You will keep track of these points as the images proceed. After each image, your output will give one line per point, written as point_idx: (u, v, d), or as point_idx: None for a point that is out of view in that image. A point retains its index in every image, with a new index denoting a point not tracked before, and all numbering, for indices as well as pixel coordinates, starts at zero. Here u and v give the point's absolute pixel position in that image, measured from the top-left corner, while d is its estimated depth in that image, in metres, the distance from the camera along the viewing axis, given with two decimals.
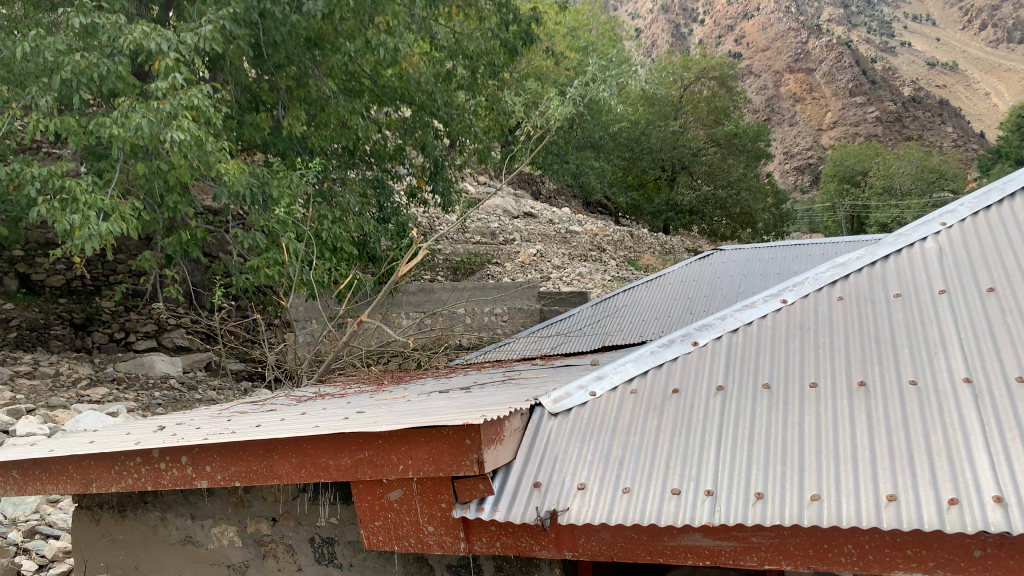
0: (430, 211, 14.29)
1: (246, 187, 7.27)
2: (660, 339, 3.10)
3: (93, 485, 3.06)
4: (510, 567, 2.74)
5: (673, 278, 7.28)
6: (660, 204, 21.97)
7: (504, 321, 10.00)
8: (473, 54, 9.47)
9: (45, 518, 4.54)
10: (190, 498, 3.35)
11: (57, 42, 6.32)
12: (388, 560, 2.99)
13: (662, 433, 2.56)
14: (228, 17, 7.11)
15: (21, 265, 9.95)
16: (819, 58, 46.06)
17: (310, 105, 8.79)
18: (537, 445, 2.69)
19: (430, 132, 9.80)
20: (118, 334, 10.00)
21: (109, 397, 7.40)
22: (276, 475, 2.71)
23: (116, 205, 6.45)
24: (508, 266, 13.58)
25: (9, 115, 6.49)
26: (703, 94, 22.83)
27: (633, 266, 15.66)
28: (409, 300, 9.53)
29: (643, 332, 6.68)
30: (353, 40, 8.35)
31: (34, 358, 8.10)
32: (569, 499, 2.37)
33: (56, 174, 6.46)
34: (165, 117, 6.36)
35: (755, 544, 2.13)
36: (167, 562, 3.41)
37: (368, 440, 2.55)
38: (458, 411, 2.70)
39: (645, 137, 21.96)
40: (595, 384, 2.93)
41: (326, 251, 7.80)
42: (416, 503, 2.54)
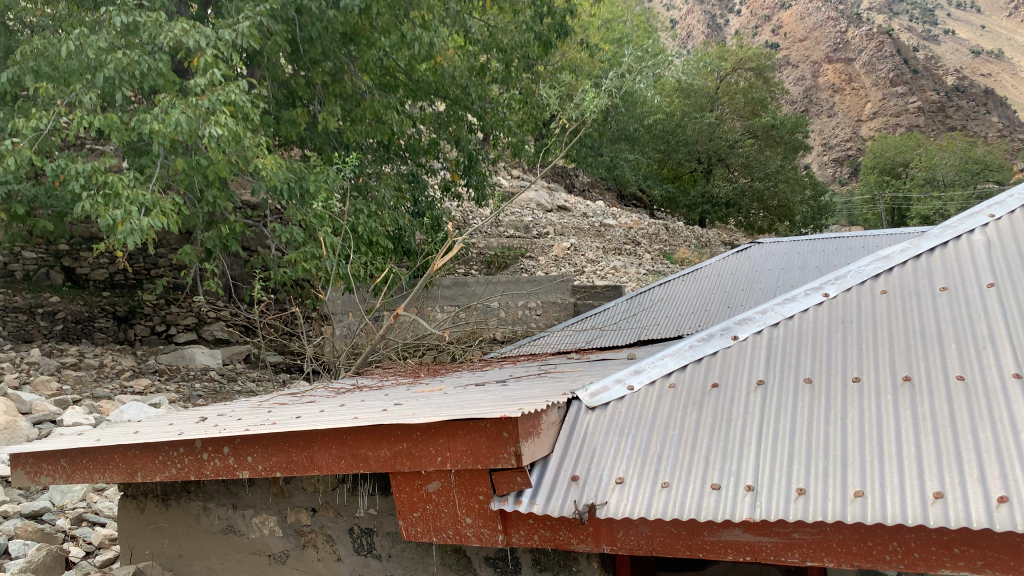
0: (464, 205, 14.34)
1: (283, 182, 7.34)
2: (698, 333, 3.08)
3: (138, 475, 3.12)
4: (547, 560, 2.74)
5: (709, 272, 7.20)
6: (696, 196, 21.77)
7: (538, 315, 10.00)
8: (507, 47, 9.48)
9: (91, 506, 4.64)
10: (232, 488, 3.41)
11: (100, 40, 6.45)
12: (426, 551, 3.01)
13: (701, 428, 2.54)
14: (265, 14, 7.19)
15: (66, 259, 10.22)
16: (859, 48, 45.23)
17: (345, 101, 8.86)
18: (575, 438, 2.68)
19: (464, 126, 9.80)
20: (160, 327, 10.24)
21: (151, 389, 7.56)
22: (316, 465, 2.74)
23: (157, 200, 6.56)
24: (542, 260, 13.58)
25: (54, 112, 6.63)
26: (739, 86, 22.55)
27: (668, 260, 15.52)
28: (443, 294, 9.60)
29: (679, 326, 6.61)
30: (388, 35, 8.41)
31: (80, 350, 8.29)
32: (607, 493, 2.36)
33: (100, 169, 6.59)
34: (203, 113, 6.44)
35: (797, 540, 2.11)
36: (208, 551, 3.47)
37: (406, 432, 2.56)
38: (495, 404, 2.71)
39: (681, 129, 21.78)
40: (632, 378, 2.91)
41: (362, 244, 7.91)
42: (454, 494, 2.55)
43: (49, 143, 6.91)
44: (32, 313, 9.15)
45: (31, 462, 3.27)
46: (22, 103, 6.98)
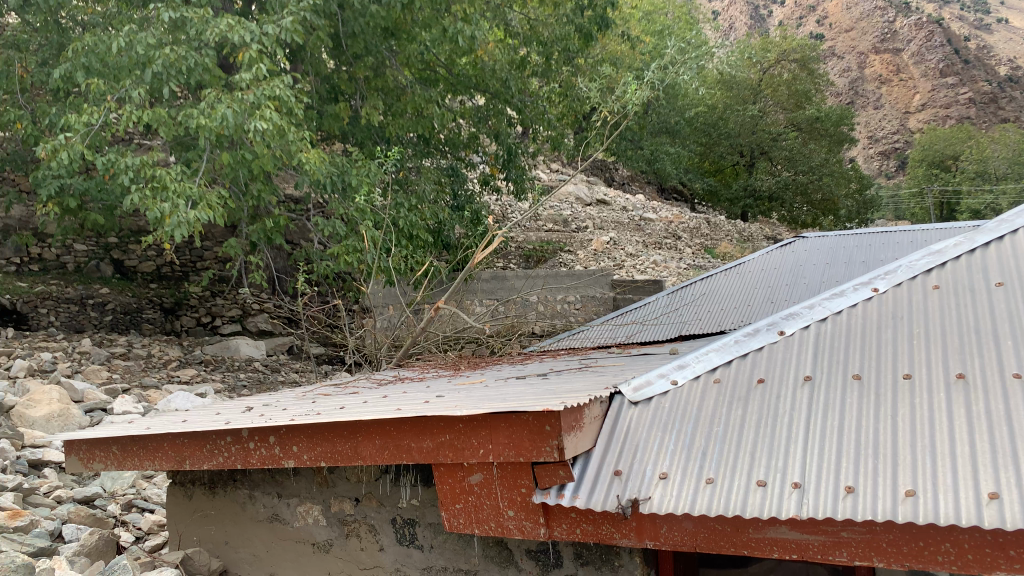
0: (503, 199, 14.38)
1: (326, 176, 7.43)
2: (744, 328, 3.04)
3: (186, 462, 3.19)
4: (590, 554, 2.73)
5: (753, 266, 7.11)
6: (738, 190, 21.49)
7: (577, 309, 9.96)
8: (547, 40, 9.43)
9: (140, 492, 4.77)
10: (277, 477, 3.46)
11: (150, 36, 6.57)
12: (468, 543, 3.02)
13: (747, 423, 2.51)
14: (308, 9, 7.26)
15: (116, 251, 10.50)
16: (908, 38, 44.14)
17: (387, 95, 8.92)
18: (617, 432, 2.67)
19: (504, 119, 9.77)
20: (205, 318, 10.42)
21: (198, 378, 7.72)
22: (359, 456, 2.77)
23: (203, 194, 6.68)
24: (581, 254, 13.55)
25: (105, 107, 6.78)
26: (784, 78, 22.14)
27: (709, 254, 15.30)
28: (482, 288, 9.65)
29: (722, 322, 6.53)
30: (429, 29, 8.48)
31: (129, 340, 8.50)
32: (650, 488, 2.35)
33: (148, 163, 6.72)
34: (248, 107, 6.55)
35: (846, 539, 2.07)
36: (254, 539, 3.54)
37: (449, 424, 2.58)
38: (537, 397, 2.72)
39: (723, 122, 21.53)
40: (676, 373, 2.89)
41: (403, 238, 7.99)
42: (496, 487, 2.56)
43: (100, 138, 7.07)
44: (83, 304, 9.41)
45: (85, 448, 3.37)
46: (74, 98, 7.16)
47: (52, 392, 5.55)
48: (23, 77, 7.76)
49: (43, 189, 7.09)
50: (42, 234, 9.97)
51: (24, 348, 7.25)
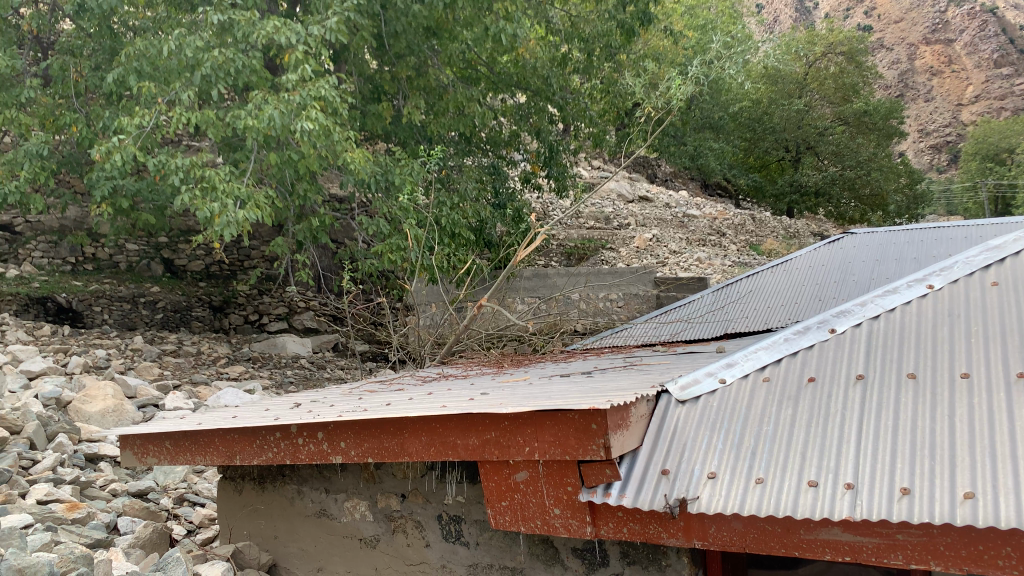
0: (545, 197, 14.41)
1: (370, 175, 7.51)
2: (794, 326, 3.00)
3: (237, 457, 3.25)
4: (637, 553, 2.72)
5: (800, 263, 7.00)
6: (784, 186, 21.16)
7: (619, 306, 9.93)
8: (589, 37, 9.38)
9: (191, 487, 4.90)
10: (325, 473, 3.51)
11: (198, 39, 6.70)
12: (513, 540, 3.02)
13: (798, 423, 2.46)
14: (352, 9, 7.32)
15: (166, 251, 10.84)
16: (960, 27, 42.25)
17: (428, 94, 8.97)
18: (665, 431, 2.65)
19: (545, 116, 9.76)
20: (253, 316, 10.56)
21: (246, 375, 7.87)
22: (406, 452, 2.80)
23: (252, 194, 6.79)
24: (624, 251, 13.50)
25: (155, 110, 6.94)
26: (830, 71, 21.66)
27: (754, 250, 14.91)
28: (524, 286, 9.66)
29: (769, 319, 6.42)
30: (470, 27, 8.51)
31: (179, 338, 8.69)
32: (699, 488, 2.33)
33: (197, 164, 6.86)
34: (295, 108, 6.64)
35: (901, 541, 2.02)
36: (302, 533, 3.59)
37: (495, 422, 2.60)
38: (583, 395, 2.71)
39: (768, 117, 21.19)
40: (725, 371, 2.86)
41: (445, 235, 8.08)
42: (542, 484, 2.56)
43: (151, 140, 7.24)
44: (135, 302, 9.65)
45: (138, 443, 3.45)
46: (126, 101, 7.35)
47: (107, 388, 5.70)
48: (77, 82, 7.99)
49: (97, 190, 7.30)
50: (95, 234, 10.33)
51: (80, 345, 7.47)
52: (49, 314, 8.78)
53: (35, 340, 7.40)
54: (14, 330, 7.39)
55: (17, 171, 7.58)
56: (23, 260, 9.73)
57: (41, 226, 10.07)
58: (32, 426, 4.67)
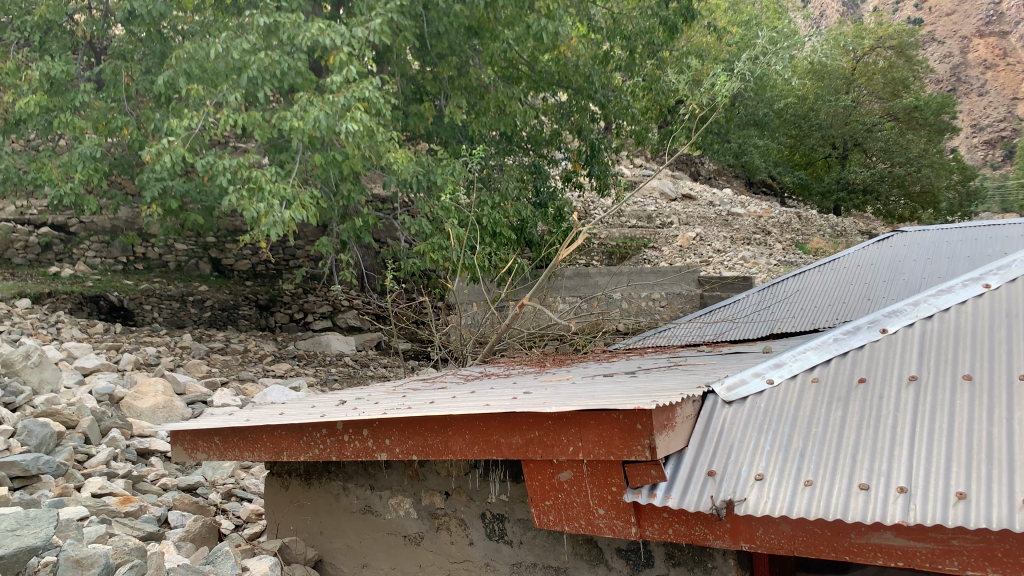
0: (586, 195, 14.39)
1: (413, 175, 7.57)
2: (843, 327, 2.94)
3: (284, 453, 3.30)
4: (682, 555, 2.69)
5: (848, 262, 6.86)
6: (831, 183, 20.75)
7: (662, 306, 9.85)
8: (631, 34, 9.29)
9: (239, 482, 4.99)
10: (369, 470, 3.55)
11: (245, 42, 6.81)
12: (557, 539, 3.01)
13: (848, 425, 2.41)
14: (395, 10, 7.36)
15: (213, 251, 11.10)
16: (1016, 19, 37.96)
17: (470, 94, 9.00)
18: (710, 432, 2.62)
19: (587, 115, 9.71)
20: (298, 315, 10.62)
21: (291, 372, 7.98)
22: (450, 450, 2.82)
23: (297, 194, 6.88)
24: (666, 250, 13.39)
25: (204, 112, 7.09)
26: (879, 65, 21.16)
27: (801, 249, 14.58)
28: (565, 285, 9.62)
29: (816, 319, 6.30)
30: (512, 27, 8.57)
31: (227, 336, 8.85)
32: (746, 489, 2.29)
33: (244, 165, 6.97)
34: (339, 109, 6.72)
35: (957, 547, 1.97)
36: (347, 529, 3.63)
37: (539, 421, 2.60)
38: (627, 395, 2.70)
39: (814, 113, 20.78)
40: (772, 372, 2.82)
41: (487, 234, 8.10)
42: (586, 484, 2.55)
43: (200, 141, 7.39)
44: (184, 301, 9.87)
45: (189, 439, 3.52)
46: (176, 104, 7.52)
47: (157, 385, 5.83)
48: (129, 86, 8.19)
49: (148, 191, 7.46)
50: (146, 234, 10.66)
51: (132, 342, 7.66)
52: (102, 312, 9.01)
53: (89, 337, 7.61)
54: (69, 328, 7.61)
55: (72, 173, 7.80)
56: (77, 260, 10.14)
57: (94, 226, 10.47)
58: (87, 421, 4.80)
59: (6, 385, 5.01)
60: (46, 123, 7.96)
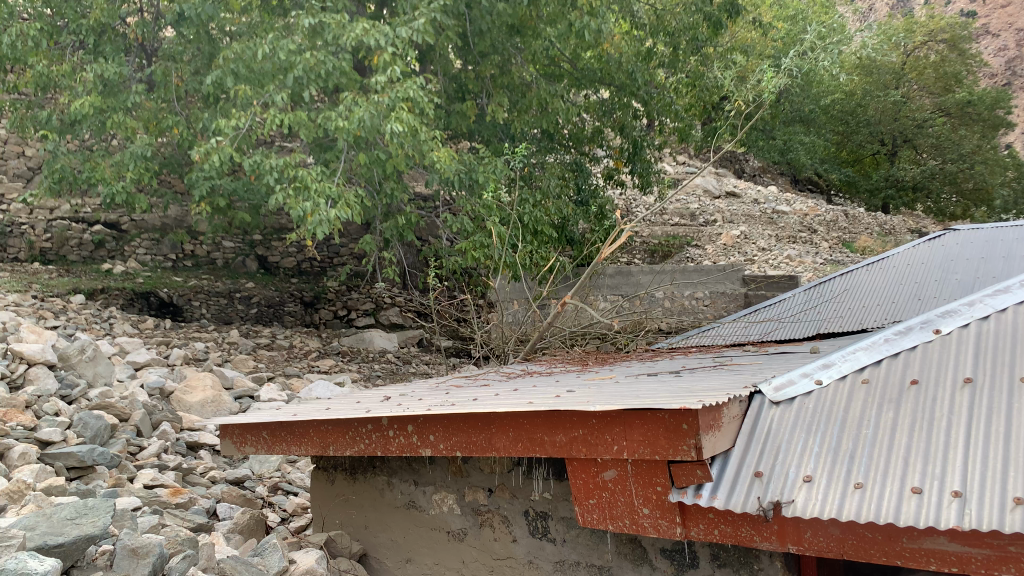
0: (628, 193, 14.34)
1: (455, 173, 7.61)
2: (895, 328, 2.89)
3: (330, 448, 3.35)
4: (727, 555, 2.66)
5: (897, 261, 6.71)
6: (879, 180, 20.31)
7: (706, 305, 9.74)
8: (675, 30, 9.22)
9: (285, 476, 5.07)
10: (414, 466, 3.58)
11: (291, 43, 6.91)
12: (601, 539, 3.01)
13: (899, 428, 2.37)
14: (439, 9, 7.38)
15: (260, 248, 11.32)
16: None
17: (512, 92, 9.02)
18: (757, 432, 2.60)
19: (629, 112, 9.64)
20: (342, 311, 10.71)
21: (336, 368, 8.08)
22: (494, 447, 2.84)
23: (342, 193, 6.96)
24: (709, 249, 13.25)
25: (251, 112, 7.22)
26: (930, 59, 20.60)
27: (847, 246, 14.28)
28: (607, 283, 9.57)
29: (864, 320, 6.18)
30: (554, 24, 8.58)
31: (273, 332, 9.01)
32: (794, 491, 2.27)
33: (290, 164, 7.07)
34: (384, 109, 6.79)
35: (1014, 554, 1.91)
36: (391, 524, 3.67)
37: (583, 419, 2.60)
38: (674, 395, 2.69)
39: (862, 109, 20.35)
40: (821, 373, 2.78)
41: (528, 233, 8.10)
42: (631, 484, 2.55)
43: (247, 141, 7.52)
44: (231, 297, 10.07)
45: (237, 432, 3.59)
46: (224, 103, 7.66)
47: (206, 379, 5.95)
48: (178, 86, 8.36)
49: (197, 190, 7.62)
50: (195, 232, 10.93)
51: (181, 338, 7.83)
52: (152, 308, 9.24)
53: (140, 332, 7.81)
54: (121, 323, 7.82)
55: (124, 172, 8.01)
56: (129, 257, 10.44)
57: (144, 224, 10.74)
58: (139, 415, 4.93)
59: (62, 378, 5.18)
60: (101, 123, 8.18)
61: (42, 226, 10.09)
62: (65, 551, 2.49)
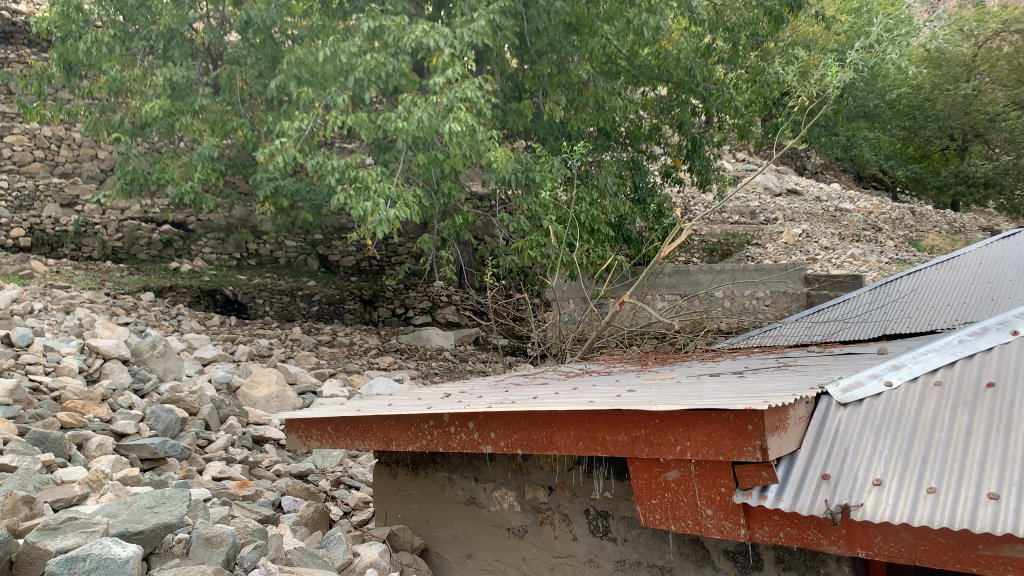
0: (686, 190, 14.23)
1: (512, 172, 7.64)
2: (969, 329, 2.81)
3: (393, 443, 3.40)
4: (793, 559, 2.63)
5: (968, 259, 6.49)
6: (948, 177, 19.64)
7: (767, 305, 9.60)
8: (734, 25, 9.04)
9: (347, 470, 5.16)
10: (474, 462, 3.63)
11: (352, 45, 7.01)
12: (663, 539, 2.99)
13: (974, 431, 2.30)
14: (497, 10, 7.39)
15: (321, 247, 11.58)
16: None
17: (569, 90, 8.99)
18: (825, 433, 2.57)
19: (688, 108, 9.52)
20: (399, 310, 10.81)
21: (394, 365, 8.22)
22: (555, 445, 2.85)
23: (401, 193, 7.05)
24: (770, 249, 13.04)
25: (313, 113, 7.36)
26: (1004, 51, 19.26)
27: (914, 245, 13.87)
28: (665, 283, 9.50)
29: (932, 321, 5.99)
30: (611, 22, 8.54)
31: (334, 329, 9.18)
32: (863, 494, 2.22)
33: (351, 165, 7.18)
34: (442, 110, 6.85)
35: None
36: (452, 519, 3.72)
37: (645, 419, 2.60)
38: (738, 395, 2.67)
39: (930, 103, 19.71)
40: (891, 375, 2.72)
41: (585, 232, 8.06)
42: (694, 484, 2.53)
43: (309, 142, 7.68)
44: (293, 295, 10.30)
45: (303, 426, 3.68)
46: (286, 106, 7.83)
47: (271, 374, 6.10)
48: (243, 89, 8.54)
49: (262, 190, 7.81)
50: (258, 231, 11.24)
51: (246, 334, 8.05)
52: (218, 305, 9.48)
53: (206, 329, 8.05)
54: (189, 320, 8.06)
55: (192, 172, 8.26)
56: (195, 256, 10.78)
57: (210, 224, 11.05)
58: (207, 408, 5.08)
59: (135, 372, 5.38)
60: (169, 126, 8.45)
61: (114, 226, 10.47)
62: (145, 538, 2.59)
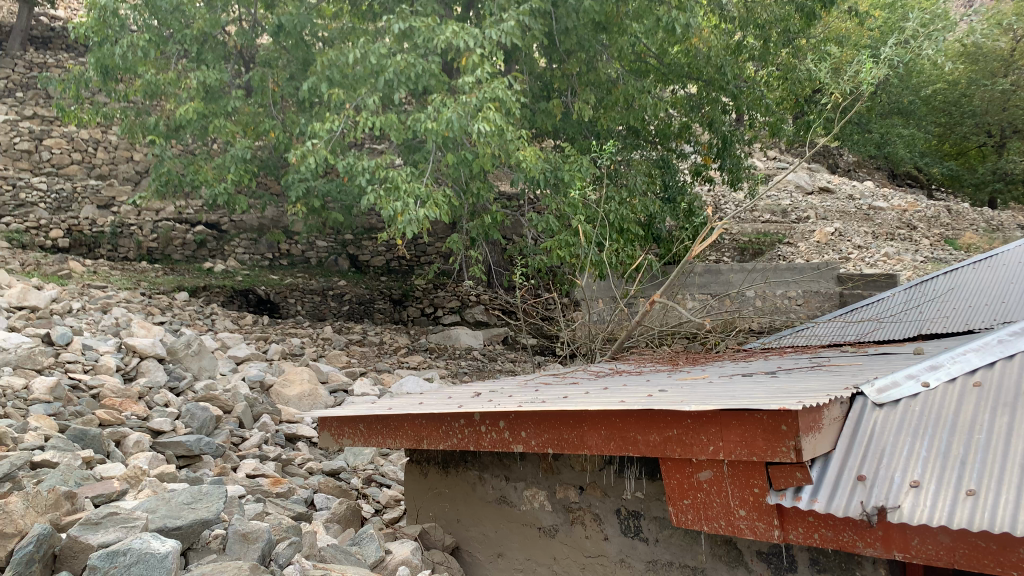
0: (716, 189, 14.14)
1: (541, 172, 7.65)
2: (1008, 329, 2.75)
3: (424, 442, 3.42)
4: (827, 561, 2.60)
5: (1006, 259, 6.37)
6: (985, 174, 19.28)
7: (799, 305, 9.51)
8: (765, 22, 8.95)
9: (378, 468, 5.20)
10: (505, 461, 3.65)
11: (382, 47, 7.05)
12: (694, 539, 2.98)
13: (1014, 433, 2.26)
14: (526, 10, 7.39)
15: (351, 247, 11.69)
16: None
17: (599, 89, 8.96)
18: (861, 434, 2.54)
19: (718, 106, 9.46)
20: (428, 309, 10.86)
21: (424, 364, 8.26)
22: (586, 445, 2.85)
23: (431, 193, 7.09)
24: (801, 248, 12.91)
25: (344, 114, 7.42)
26: None
27: (950, 244, 13.64)
28: (695, 282, 9.44)
29: (969, 320, 5.88)
30: (641, 20, 8.39)
31: (364, 328, 9.25)
32: (900, 496, 2.19)
33: (381, 165, 7.23)
34: (472, 110, 6.88)
35: None
36: (482, 517, 3.74)
37: (677, 419, 2.59)
38: (771, 395, 2.65)
39: (967, 98, 19.34)
40: (928, 375, 2.68)
41: (614, 232, 8.03)
42: (727, 485, 2.52)
43: (340, 143, 7.75)
44: (324, 294, 10.40)
45: (335, 425, 3.71)
46: (317, 107, 7.89)
47: (303, 373, 6.17)
48: (274, 91, 8.62)
49: (293, 191, 7.90)
50: (290, 232, 11.39)
51: (279, 333, 8.14)
52: (250, 305, 9.61)
53: (240, 328, 8.16)
54: (223, 319, 8.17)
55: (225, 173, 8.38)
56: (228, 256, 10.94)
57: (243, 225, 11.19)
58: (241, 407, 5.15)
59: (171, 371, 5.47)
60: (203, 128, 8.56)
61: (149, 227, 10.64)
62: (183, 533, 2.64)
